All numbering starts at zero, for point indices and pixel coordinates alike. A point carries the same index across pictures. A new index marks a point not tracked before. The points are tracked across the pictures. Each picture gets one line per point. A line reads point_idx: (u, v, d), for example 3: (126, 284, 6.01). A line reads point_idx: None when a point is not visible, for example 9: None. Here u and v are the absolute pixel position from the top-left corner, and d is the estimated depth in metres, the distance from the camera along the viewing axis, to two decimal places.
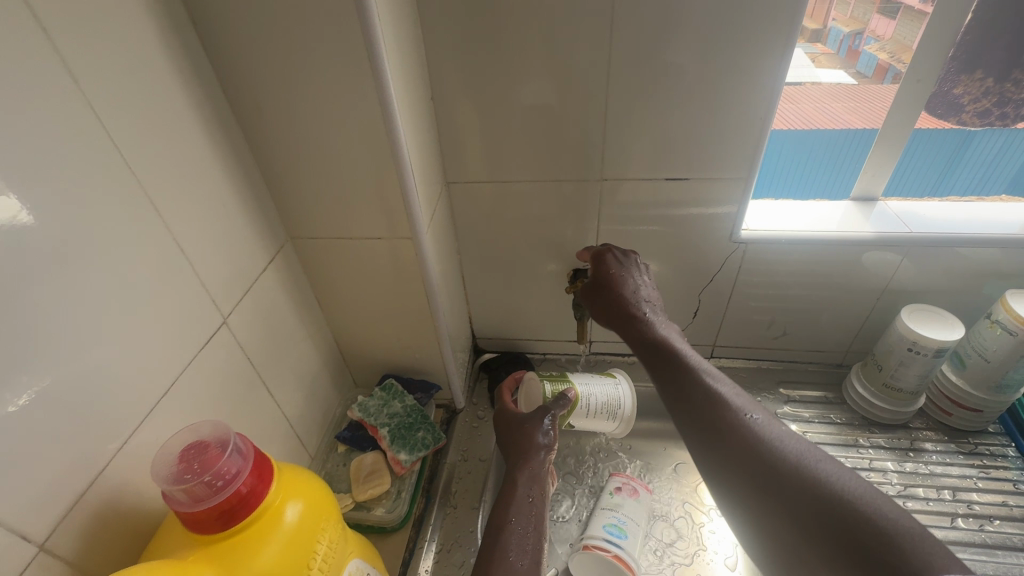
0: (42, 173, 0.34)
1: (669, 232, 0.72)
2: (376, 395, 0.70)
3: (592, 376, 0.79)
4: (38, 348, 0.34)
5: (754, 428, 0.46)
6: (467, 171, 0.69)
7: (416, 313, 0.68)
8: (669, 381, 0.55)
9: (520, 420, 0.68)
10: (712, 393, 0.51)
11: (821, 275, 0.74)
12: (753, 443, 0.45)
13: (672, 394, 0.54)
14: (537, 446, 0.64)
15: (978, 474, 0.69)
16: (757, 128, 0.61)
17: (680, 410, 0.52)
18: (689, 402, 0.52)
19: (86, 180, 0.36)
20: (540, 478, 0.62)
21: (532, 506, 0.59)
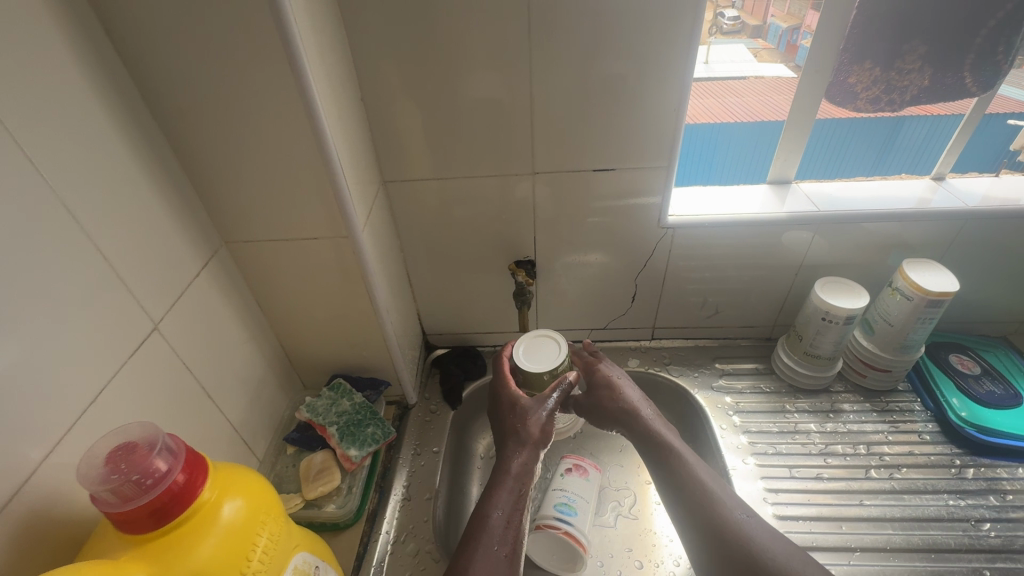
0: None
1: (602, 220, 0.75)
2: (324, 395, 0.71)
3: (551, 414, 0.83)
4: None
5: (743, 527, 0.54)
6: (403, 170, 0.70)
7: (359, 312, 0.69)
8: (665, 473, 0.62)
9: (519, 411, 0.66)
10: (708, 490, 0.58)
11: (744, 254, 0.80)
12: (742, 544, 0.53)
13: (668, 486, 0.61)
14: (530, 444, 0.64)
15: (889, 428, 0.76)
16: (673, 119, 0.64)
17: (675, 504, 0.59)
18: (687, 497, 0.58)
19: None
20: (525, 477, 0.62)
21: (514, 504, 0.59)
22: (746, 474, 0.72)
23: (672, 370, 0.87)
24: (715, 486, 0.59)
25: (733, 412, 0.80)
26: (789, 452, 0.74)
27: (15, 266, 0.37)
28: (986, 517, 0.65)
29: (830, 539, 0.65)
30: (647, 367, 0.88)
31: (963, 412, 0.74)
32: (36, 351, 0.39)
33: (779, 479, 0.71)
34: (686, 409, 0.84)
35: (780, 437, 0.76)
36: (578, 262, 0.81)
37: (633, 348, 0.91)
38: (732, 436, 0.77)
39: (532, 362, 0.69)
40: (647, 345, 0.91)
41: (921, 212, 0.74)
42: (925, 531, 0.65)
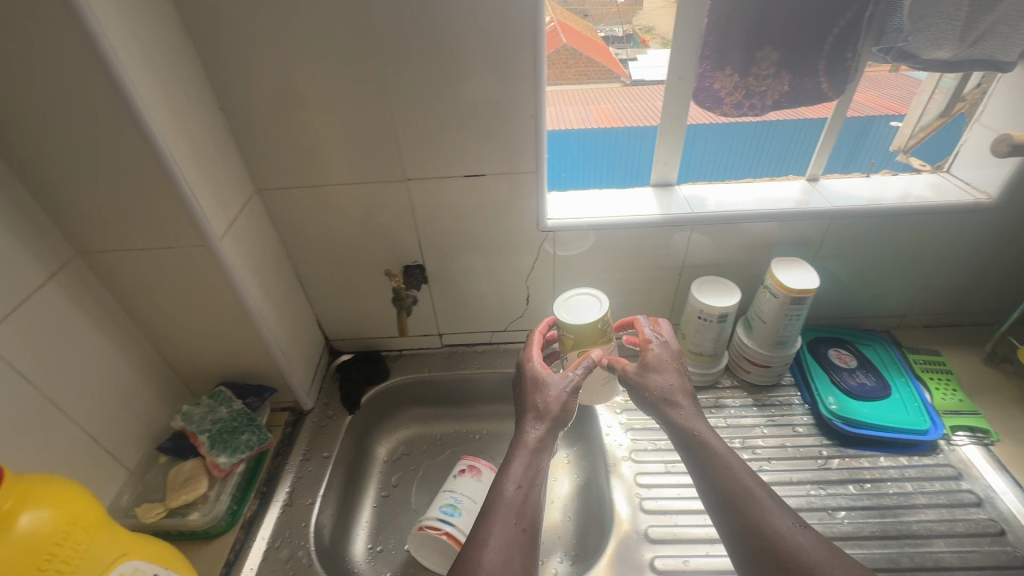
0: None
1: (483, 224, 0.76)
2: (201, 403, 0.71)
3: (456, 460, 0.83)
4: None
5: (775, 529, 0.51)
6: (276, 178, 0.70)
7: (233, 320, 0.69)
8: (705, 460, 0.59)
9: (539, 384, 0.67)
10: (747, 485, 0.55)
11: (628, 255, 0.81)
12: (777, 547, 0.50)
13: (704, 476, 0.58)
14: (548, 420, 0.64)
15: (765, 422, 0.78)
16: (532, 126, 0.66)
17: (713, 496, 0.57)
18: (732, 489, 0.55)
19: None
20: (541, 450, 0.62)
21: (528, 475, 0.59)
22: (623, 470, 0.74)
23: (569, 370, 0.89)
24: (755, 480, 0.56)
25: (621, 410, 0.82)
26: (668, 448, 0.76)
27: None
28: (842, 506, 0.67)
29: (692, 531, 0.66)
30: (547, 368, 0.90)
31: (833, 405, 0.76)
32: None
33: (654, 475, 0.73)
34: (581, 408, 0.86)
35: (662, 434, 0.78)
36: (467, 265, 0.82)
37: None
38: (616, 433, 0.79)
39: (568, 317, 0.70)
40: None
41: (789, 213, 0.77)
42: None
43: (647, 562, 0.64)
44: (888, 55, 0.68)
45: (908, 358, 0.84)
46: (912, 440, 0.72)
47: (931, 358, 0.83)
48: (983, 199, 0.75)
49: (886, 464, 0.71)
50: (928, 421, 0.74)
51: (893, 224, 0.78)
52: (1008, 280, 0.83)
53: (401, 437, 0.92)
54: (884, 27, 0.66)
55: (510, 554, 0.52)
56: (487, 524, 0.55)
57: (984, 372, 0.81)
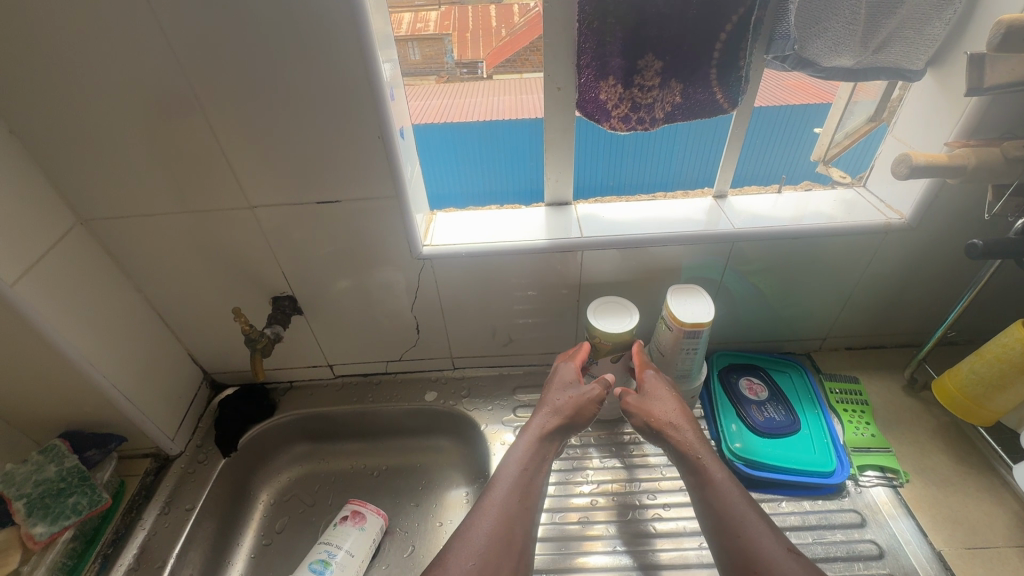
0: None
1: (350, 253, 0.69)
2: (29, 460, 0.63)
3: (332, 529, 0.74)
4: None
5: (771, 563, 0.50)
6: (100, 207, 0.62)
7: (55, 368, 0.61)
8: (704, 489, 0.58)
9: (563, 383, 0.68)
10: (744, 518, 0.54)
11: (522, 281, 0.74)
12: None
13: (704, 502, 0.57)
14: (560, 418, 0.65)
15: (666, 462, 0.73)
16: (383, 148, 0.58)
17: (709, 524, 0.55)
18: (730, 519, 0.54)
19: None
20: (546, 439, 0.64)
21: (532, 458, 0.62)
22: None
23: (467, 404, 0.83)
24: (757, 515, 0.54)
25: None
26: (559, 494, 0.70)
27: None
28: None
29: None
30: (445, 400, 0.83)
31: (736, 443, 0.70)
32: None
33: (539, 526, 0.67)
34: (479, 445, 0.80)
35: (556, 477, 0.72)
36: (344, 297, 0.74)
37: (433, 379, 0.86)
38: None
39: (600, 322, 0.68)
40: (448, 376, 0.86)
41: (691, 234, 0.70)
42: None
43: None
44: (785, 61, 0.60)
45: (824, 386, 0.78)
46: (816, 483, 0.67)
47: (848, 386, 0.77)
48: (895, 219, 0.68)
49: (788, 509, 0.66)
50: (834, 461, 0.68)
51: (802, 246, 0.71)
52: (928, 302, 0.78)
53: (290, 477, 0.85)
54: (774, 30, 0.59)
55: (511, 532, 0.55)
56: (490, 497, 0.58)
57: (903, 401, 0.76)
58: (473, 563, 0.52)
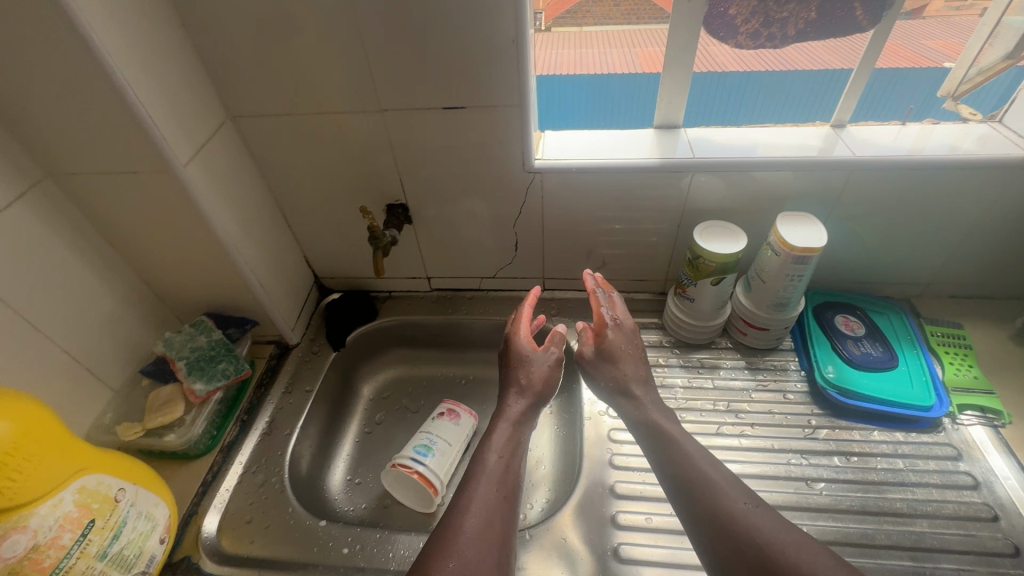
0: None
1: (466, 163, 0.72)
2: (183, 331, 0.72)
3: (429, 422, 0.80)
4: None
5: (726, 506, 0.50)
6: (247, 104, 0.67)
7: (209, 251, 0.69)
8: (659, 449, 0.58)
9: (520, 362, 0.71)
10: (696, 469, 0.54)
11: (627, 200, 0.76)
12: (725, 523, 0.48)
13: (660, 463, 0.57)
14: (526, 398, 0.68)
15: (754, 387, 0.74)
16: (515, 54, 0.60)
17: (669, 483, 0.55)
18: (682, 473, 0.54)
19: None
20: (520, 426, 0.65)
21: (509, 445, 0.62)
22: (597, 425, 0.72)
23: (556, 322, 0.87)
24: (710, 466, 0.55)
25: None
26: None
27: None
28: (821, 477, 0.64)
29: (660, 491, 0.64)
30: (535, 317, 0.87)
31: (830, 373, 0.72)
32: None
33: (629, 431, 0.71)
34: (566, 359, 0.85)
35: None
36: (452, 207, 0.78)
37: (524, 298, 0.90)
38: None
39: (705, 243, 0.70)
40: (538, 295, 0.90)
41: (807, 161, 0.69)
42: (759, 488, 0.64)
43: (609, 515, 0.62)
44: None
45: (924, 329, 0.77)
46: (912, 416, 0.68)
47: (951, 331, 0.76)
48: None
49: (879, 438, 0.67)
50: (934, 397, 0.68)
51: (926, 180, 0.69)
52: None
53: (388, 377, 0.93)
54: None
55: (490, 519, 0.52)
56: (471, 491, 0.55)
57: (1011, 349, 0.74)
58: (452, 566, 0.47)
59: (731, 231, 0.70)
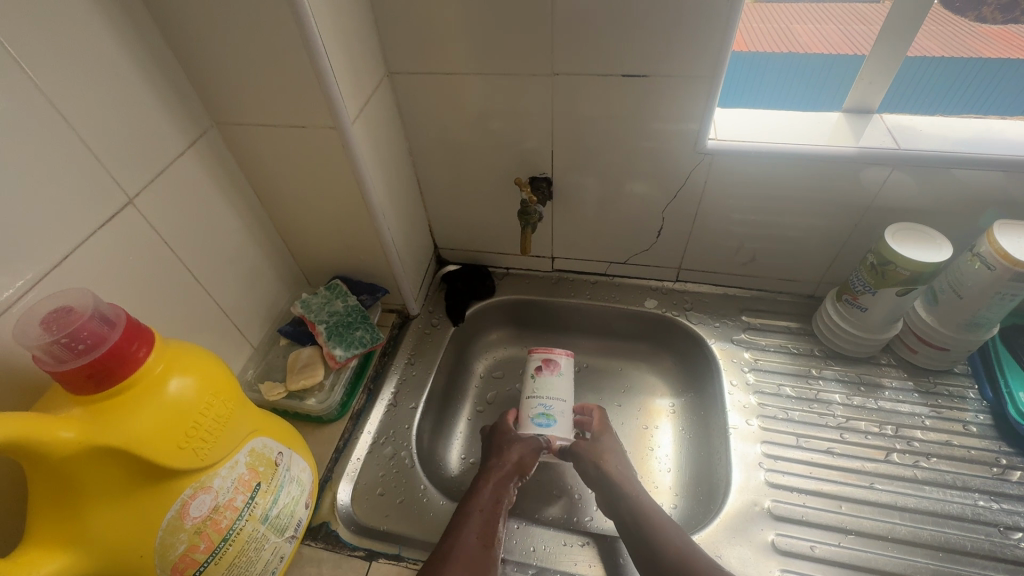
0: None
1: (631, 139, 0.66)
2: (319, 294, 0.71)
3: (536, 380, 0.70)
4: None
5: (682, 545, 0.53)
6: (409, 60, 0.63)
7: (355, 214, 0.66)
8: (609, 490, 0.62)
9: (508, 438, 0.67)
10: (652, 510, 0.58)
11: (802, 193, 0.67)
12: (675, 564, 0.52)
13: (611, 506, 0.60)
14: (507, 469, 0.63)
15: (928, 413, 0.66)
16: (726, 16, 0.53)
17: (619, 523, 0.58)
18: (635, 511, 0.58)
19: None
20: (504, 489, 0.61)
21: (492, 505, 0.58)
22: (746, 435, 0.66)
23: (691, 317, 0.80)
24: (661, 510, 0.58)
25: (748, 368, 0.73)
26: (801, 419, 0.67)
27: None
28: (1018, 527, 0.56)
29: (824, 517, 0.58)
30: (666, 310, 0.81)
31: None
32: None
33: (782, 446, 0.65)
34: (699, 357, 0.79)
35: (797, 403, 0.69)
36: (598, 187, 0.73)
37: (654, 288, 0.84)
38: (740, 396, 0.70)
39: (900, 248, 0.61)
40: (669, 287, 0.84)
41: None
42: (939, 528, 0.57)
43: (767, 537, 0.57)
44: None
45: None
46: None
47: None
48: None
49: None
50: None
51: None
52: None
53: (500, 357, 0.89)
54: None
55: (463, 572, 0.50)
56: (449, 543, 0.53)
57: None
58: None
59: (931, 238, 0.61)
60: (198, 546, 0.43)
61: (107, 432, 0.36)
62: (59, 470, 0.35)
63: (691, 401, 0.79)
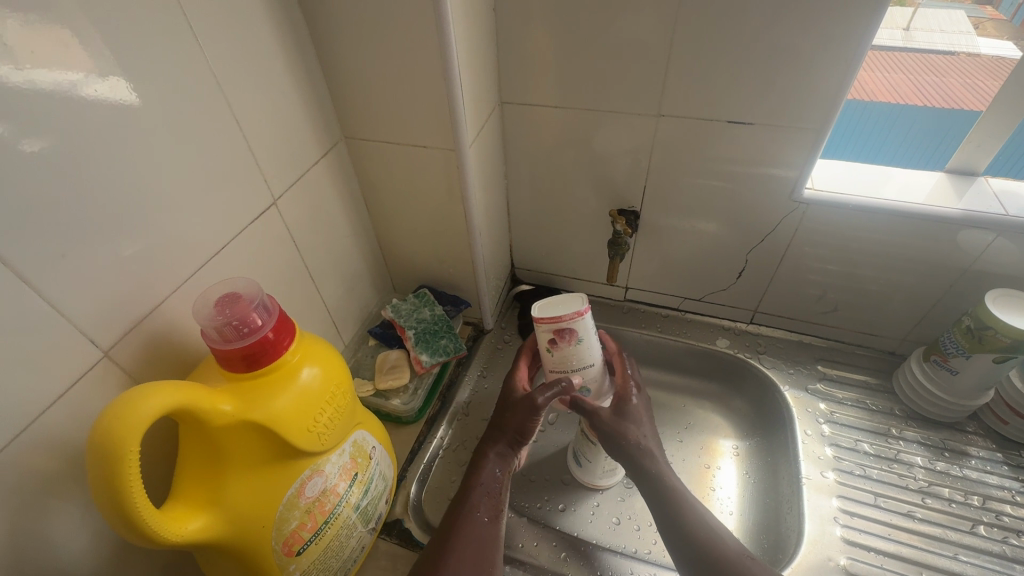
0: (90, 15, 0.35)
1: (725, 180, 0.67)
2: (409, 301, 0.75)
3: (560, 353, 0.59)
4: (77, 195, 0.37)
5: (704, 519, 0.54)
6: (522, 92, 0.67)
7: (453, 229, 0.70)
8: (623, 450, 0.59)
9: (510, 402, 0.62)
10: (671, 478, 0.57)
11: (896, 249, 0.67)
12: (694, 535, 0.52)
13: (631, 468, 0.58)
14: (506, 436, 0.61)
15: (1018, 488, 0.64)
16: (841, 73, 0.55)
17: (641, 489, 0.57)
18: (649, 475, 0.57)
19: (166, 71, 0.41)
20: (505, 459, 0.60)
21: (494, 482, 0.58)
22: (820, 487, 0.65)
23: (764, 361, 0.80)
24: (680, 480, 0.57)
25: (823, 419, 0.72)
26: (879, 478, 0.66)
27: (154, 115, 0.41)
28: None
29: None
30: (738, 352, 0.81)
31: None
32: (163, 197, 0.43)
33: (859, 502, 0.64)
34: (770, 401, 0.78)
35: (875, 461, 0.67)
36: (683, 225, 0.75)
37: (727, 328, 0.84)
38: (815, 447, 0.69)
39: (1003, 314, 0.59)
40: (743, 328, 0.84)
41: None
42: None
43: None
44: None
45: None
46: None
47: None
48: None
49: None
50: None
51: None
52: None
53: None
54: None
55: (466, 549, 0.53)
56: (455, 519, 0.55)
57: None
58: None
59: None
60: (305, 524, 0.46)
61: (256, 407, 0.40)
62: (213, 437, 0.39)
63: (758, 445, 0.78)
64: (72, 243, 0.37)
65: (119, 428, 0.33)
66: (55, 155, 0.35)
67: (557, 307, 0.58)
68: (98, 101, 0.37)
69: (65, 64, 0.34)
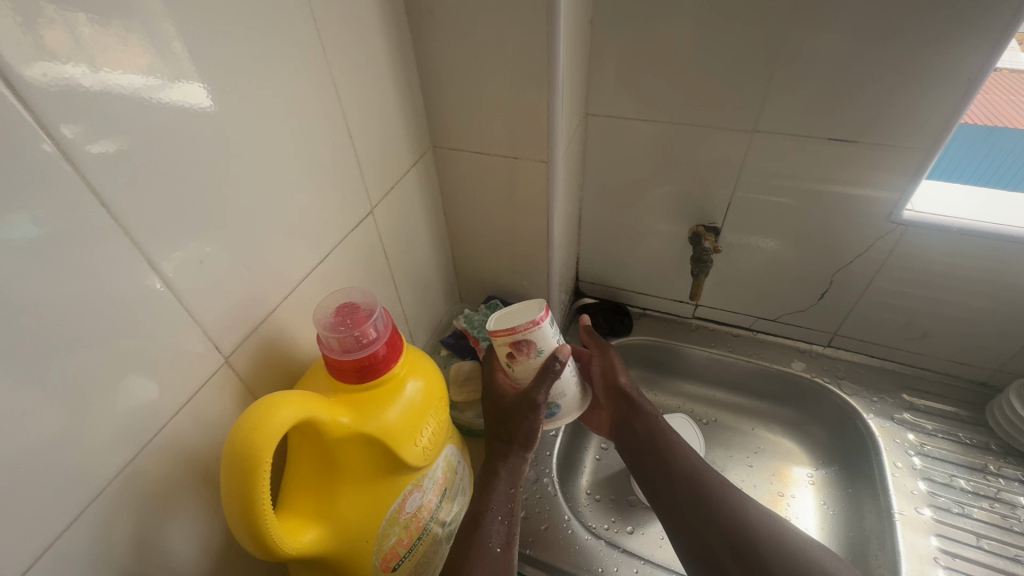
0: (237, 23, 0.36)
1: (817, 199, 0.65)
2: (481, 311, 0.74)
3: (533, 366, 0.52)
4: (210, 202, 0.37)
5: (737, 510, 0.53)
6: (609, 105, 0.67)
7: (531, 241, 0.69)
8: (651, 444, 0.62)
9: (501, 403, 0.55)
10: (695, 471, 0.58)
11: (1001, 277, 0.63)
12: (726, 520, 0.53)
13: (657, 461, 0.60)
14: (512, 443, 0.55)
15: None
16: (961, 90, 0.52)
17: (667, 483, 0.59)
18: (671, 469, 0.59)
19: (292, 80, 0.42)
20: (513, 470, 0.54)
21: (506, 487, 0.54)
22: (916, 524, 0.62)
23: (844, 387, 0.77)
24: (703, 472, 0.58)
25: (914, 452, 0.69)
26: (980, 518, 0.62)
27: (280, 122, 0.41)
28: None
29: None
30: (816, 377, 0.78)
31: None
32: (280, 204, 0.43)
33: (959, 543, 0.60)
34: (850, 430, 0.75)
35: (973, 499, 0.64)
36: (766, 243, 0.72)
37: (803, 351, 0.81)
38: (907, 480, 0.66)
39: None
40: (819, 351, 0.81)
41: None
42: None
43: None
44: None
45: None
46: None
47: None
48: None
49: None
50: None
51: None
52: None
53: None
54: None
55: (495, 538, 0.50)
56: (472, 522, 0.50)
57: None
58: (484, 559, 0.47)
59: None
60: (402, 540, 0.46)
61: (370, 419, 0.40)
62: (329, 447, 0.39)
63: (837, 474, 0.75)
64: (190, 230, 0.36)
65: (258, 436, 0.33)
66: (197, 161, 0.35)
67: (513, 315, 0.52)
68: (235, 109, 0.37)
69: (212, 66, 0.35)
